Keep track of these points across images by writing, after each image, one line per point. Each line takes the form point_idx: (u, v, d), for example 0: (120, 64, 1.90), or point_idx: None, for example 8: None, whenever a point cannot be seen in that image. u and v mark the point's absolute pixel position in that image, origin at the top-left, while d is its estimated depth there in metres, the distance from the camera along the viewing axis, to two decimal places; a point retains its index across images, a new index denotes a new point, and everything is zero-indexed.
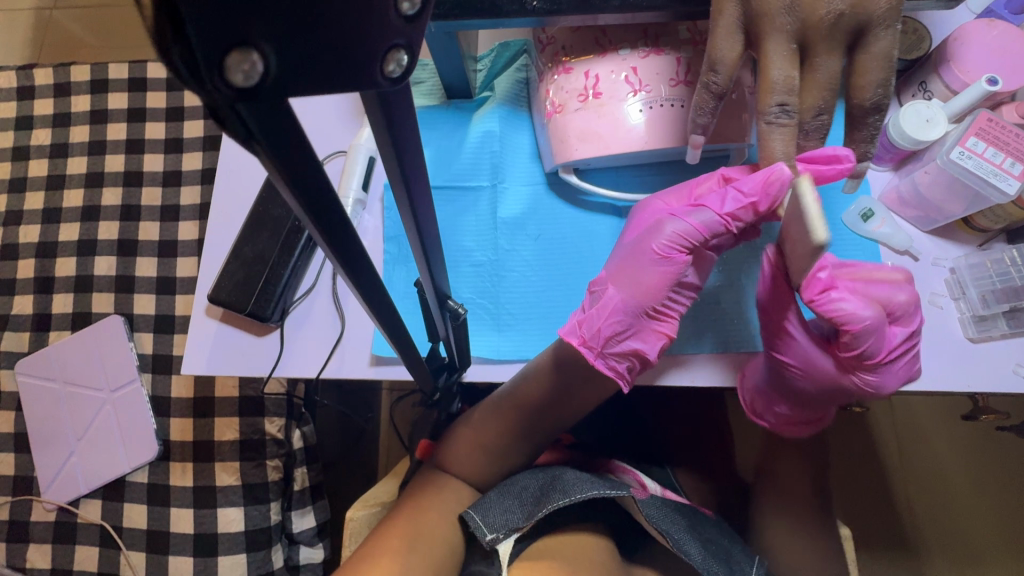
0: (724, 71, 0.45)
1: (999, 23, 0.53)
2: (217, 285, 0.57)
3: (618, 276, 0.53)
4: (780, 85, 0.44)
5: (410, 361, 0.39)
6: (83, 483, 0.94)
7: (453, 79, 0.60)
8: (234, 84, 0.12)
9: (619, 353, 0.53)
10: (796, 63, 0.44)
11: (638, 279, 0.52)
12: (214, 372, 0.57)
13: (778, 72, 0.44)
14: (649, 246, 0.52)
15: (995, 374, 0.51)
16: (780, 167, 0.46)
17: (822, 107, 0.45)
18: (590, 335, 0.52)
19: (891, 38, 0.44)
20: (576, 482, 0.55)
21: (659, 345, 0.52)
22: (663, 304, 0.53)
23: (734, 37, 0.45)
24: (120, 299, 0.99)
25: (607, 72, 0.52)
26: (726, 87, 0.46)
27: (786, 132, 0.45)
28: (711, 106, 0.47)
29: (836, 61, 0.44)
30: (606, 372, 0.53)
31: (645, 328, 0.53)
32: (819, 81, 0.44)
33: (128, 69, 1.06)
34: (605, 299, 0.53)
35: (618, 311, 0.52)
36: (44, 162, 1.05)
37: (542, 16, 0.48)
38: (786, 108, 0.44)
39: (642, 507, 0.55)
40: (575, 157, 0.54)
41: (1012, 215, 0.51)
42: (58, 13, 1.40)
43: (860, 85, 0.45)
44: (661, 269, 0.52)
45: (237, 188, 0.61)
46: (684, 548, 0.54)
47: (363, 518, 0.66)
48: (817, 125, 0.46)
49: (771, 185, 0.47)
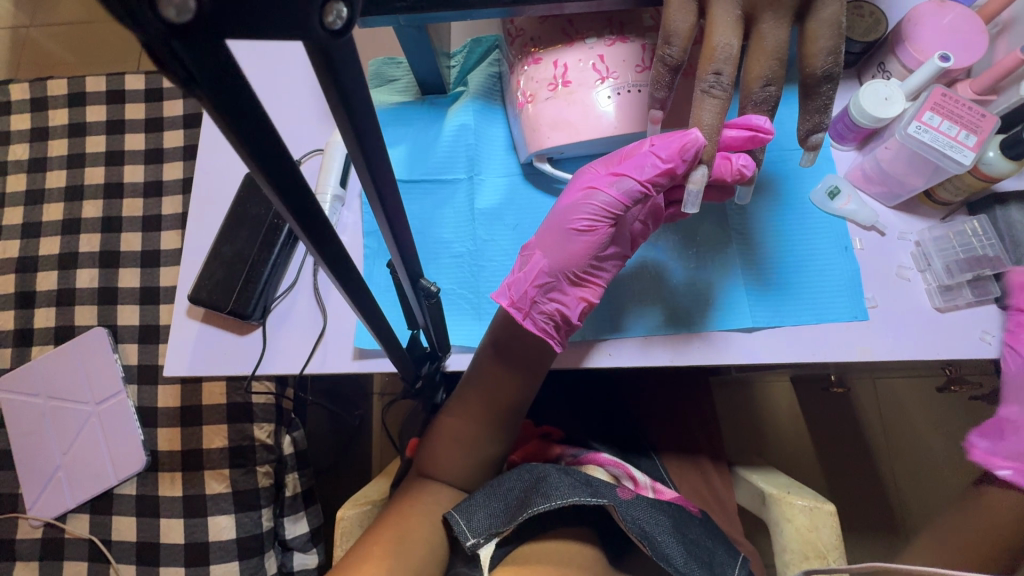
0: (677, 44, 0.46)
1: (950, 5, 0.55)
2: (197, 285, 0.57)
3: (547, 243, 0.54)
4: (723, 55, 0.45)
5: (387, 342, 0.40)
6: (69, 498, 0.93)
7: (427, 75, 0.61)
8: (167, 19, 0.13)
9: (545, 314, 0.54)
10: (737, 32, 0.46)
11: (562, 246, 0.53)
12: (197, 373, 0.57)
13: (721, 40, 0.45)
14: (574, 213, 0.53)
15: (961, 342, 0.53)
16: (695, 132, 0.46)
17: (768, 77, 0.47)
18: (519, 296, 0.53)
19: (839, 4, 0.45)
20: (558, 485, 0.55)
21: (579, 311, 0.54)
22: (585, 270, 0.54)
23: (686, 8, 0.46)
24: (104, 311, 0.98)
25: (575, 61, 0.53)
26: (680, 59, 0.47)
27: (717, 103, 0.46)
28: (667, 79, 0.48)
29: (782, 31, 0.46)
30: (535, 331, 0.53)
31: (566, 291, 0.54)
32: (766, 49, 0.46)
33: (105, 82, 1.06)
34: (532, 264, 0.54)
35: (544, 274, 0.54)
36: (23, 177, 1.05)
37: (506, 6, 0.49)
38: (721, 77, 0.46)
39: (623, 514, 0.55)
40: (547, 145, 0.55)
41: (970, 186, 0.53)
42: (34, 31, 1.39)
43: (810, 54, 0.46)
44: (584, 237, 0.53)
45: (215, 189, 0.61)
46: (665, 552, 0.55)
47: (353, 517, 0.67)
48: (766, 96, 0.48)
49: (686, 151, 0.47)
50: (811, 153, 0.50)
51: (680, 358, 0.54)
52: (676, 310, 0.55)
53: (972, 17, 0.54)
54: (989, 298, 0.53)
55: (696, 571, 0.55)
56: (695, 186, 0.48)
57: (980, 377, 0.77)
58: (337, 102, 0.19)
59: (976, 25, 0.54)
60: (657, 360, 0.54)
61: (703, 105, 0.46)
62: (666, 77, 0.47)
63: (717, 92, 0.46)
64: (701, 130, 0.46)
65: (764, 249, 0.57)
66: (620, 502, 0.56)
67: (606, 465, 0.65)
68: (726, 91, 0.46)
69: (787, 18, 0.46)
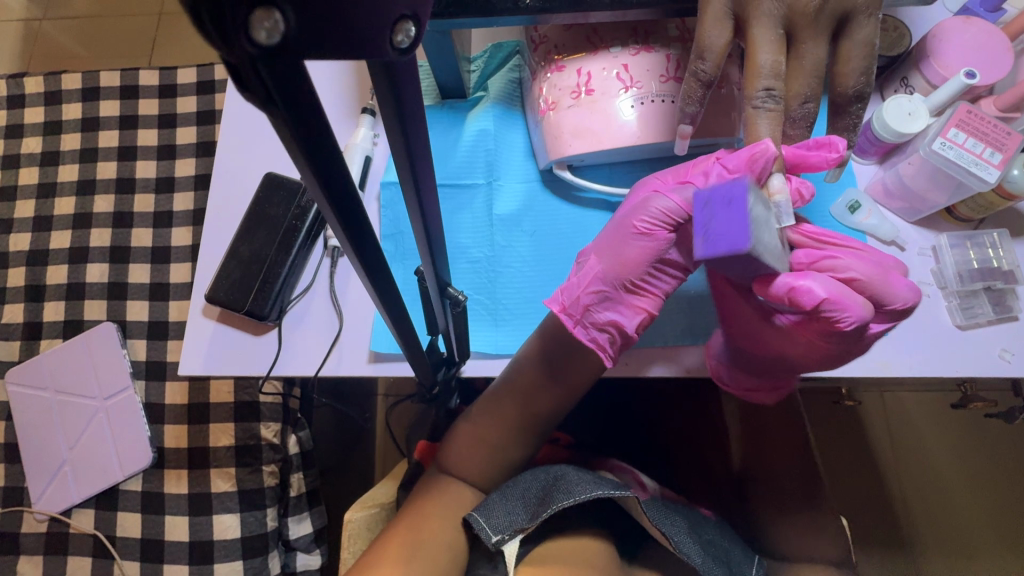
0: (711, 59, 0.46)
1: (974, 21, 0.55)
2: (215, 284, 0.57)
3: (602, 248, 0.53)
4: (770, 71, 0.45)
5: (410, 349, 0.39)
6: (74, 492, 0.92)
7: (448, 79, 0.61)
8: (257, 41, 0.13)
9: (597, 326, 0.53)
10: (781, 49, 0.45)
11: (621, 252, 0.52)
12: (212, 372, 0.57)
13: (765, 56, 0.45)
14: (633, 219, 0.52)
15: (983, 359, 0.53)
16: (766, 143, 0.44)
17: (807, 95, 0.46)
18: (571, 303, 0.53)
19: (874, 26, 0.46)
20: (578, 481, 0.55)
21: (635, 319, 0.53)
22: (641, 278, 0.53)
23: (722, 23, 0.46)
24: (113, 307, 0.98)
25: (599, 69, 0.53)
26: (713, 75, 0.47)
27: (772, 116, 0.45)
28: (700, 94, 0.47)
29: (821, 49, 0.46)
30: (586, 342, 0.53)
31: (623, 301, 0.53)
32: (804, 68, 0.46)
33: (120, 77, 1.06)
34: (586, 270, 0.53)
35: (598, 283, 0.53)
36: (35, 170, 1.05)
37: (533, 13, 0.49)
38: (772, 93, 0.45)
39: (644, 509, 0.55)
40: (569, 153, 0.54)
41: (992, 204, 0.53)
42: (47, 24, 1.40)
43: (843, 73, 0.47)
44: (642, 243, 0.52)
45: (234, 188, 0.61)
46: (687, 550, 0.55)
47: (362, 520, 0.66)
48: (804, 112, 0.47)
49: (755, 162, 0.44)
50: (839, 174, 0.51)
51: (695, 368, 0.55)
52: (700, 324, 0.57)
53: (996, 33, 0.54)
54: (1010, 315, 0.53)
55: (716, 569, 0.55)
56: (780, 196, 0.45)
57: (993, 395, 0.76)
58: (395, 118, 0.19)
59: (1000, 41, 0.54)
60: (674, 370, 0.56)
61: (753, 120, 0.46)
62: (701, 91, 0.47)
63: (770, 106, 0.45)
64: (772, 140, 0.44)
65: None
66: (641, 498, 0.56)
67: (617, 470, 0.65)
68: (779, 105, 0.46)
69: (817, 35, 0.45)
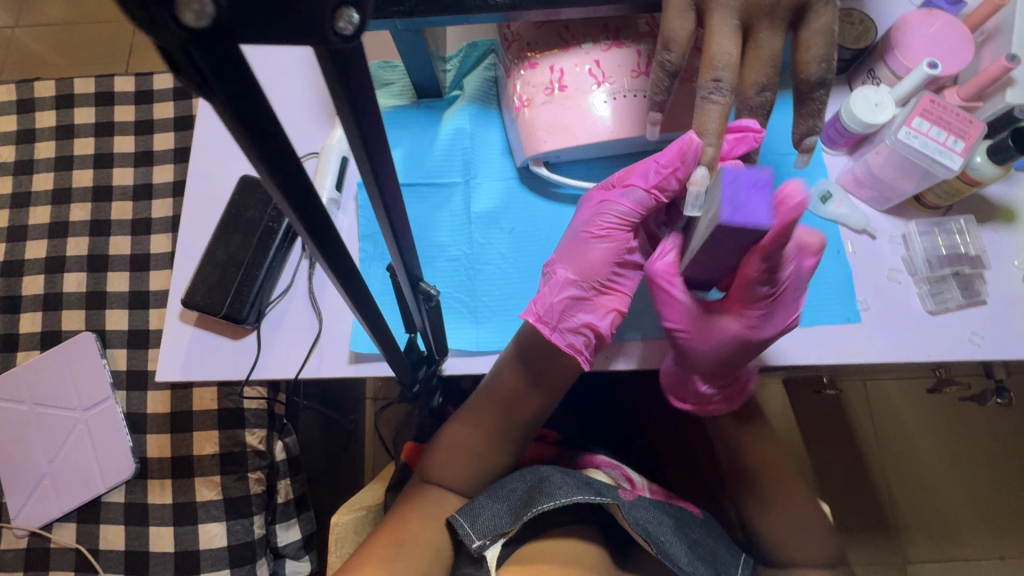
0: (676, 50, 0.47)
1: (937, 13, 0.56)
2: (190, 288, 0.56)
3: (565, 255, 0.55)
4: (723, 62, 0.46)
5: (385, 345, 0.39)
6: (55, 506, 0.91)
7: (423, 79, 0.61)
8: (185, 23, 0.13)
9: (574, 329, 0.54)
10: (738, 41, 0.47)
11: (584, 255, 0.55)
12: (190, 377, 0.56)
13: (720, 47, 0.46)
14: (590, 225, 0.55)
15: (955, 343, 0.54)
16: (691, 137, 0.48)
17: (764, 83, 0.47)
18: (546, 311, 0.54)
19: (832, 14, 0.47)
20: (562, 485, 0.55)
21: (611, 319, 0.54)
22: (607, 278, 0.55)
23: (685, 16, 0.47)
24: (92, 316, 0.97)
25: (572, 65, 0.54)
26: (679, 65, 0.47)
27: (719, 108, 0.47)
28: (666, 84, 0.48)
29: (778, 39, 0.47)
30: (564, 348, 0.54)
31: (596, 305, 0.55)
32: (763, 56, 0.47)
33: (94, 83, 1.05)
34: (556, 279, 0.55)
35: (569, 289, 0.55)
36: (8, 180, 1.03)
37: (504, 11, 0.49)
38: (722, 83, 0.46)
39: (626, 512, 0.55)
40: (543, 149, 0.55)
41: (958, 190, 0.54)
42: (19, 31, 1.37)
43: (805, 60, 0.47)
44: (603, 245, 0.55)
45: (209, 192, 0.60)
46: (670, 550, 0.55)
47: (348, 523, 0.66)
48: (762, 101, 0.48)
49: (686, 155, 0.48)
50: (805, 155, 0.50)
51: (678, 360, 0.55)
52: None
53: (957, 25, 0.55)
54: (978, 299, 0.54)
55: (701, 569, 0.56)
56: (698, 187, 0.47)
57: (968, 378, 0.78)
58: (346, 107, 0.20)
59: (962, 33, 0.55)
60: (656, 363, 0.55)
61: (706, 111, 0.47)
62: (668, 81, 0.48)
63: (718, 98, 0.47)
64: (701, 135, 0.47)
65: None
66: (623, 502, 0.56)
67: (605, 467, 0.66)
68: (726, 96, 0.47)
69: (779, 28, 0.47)
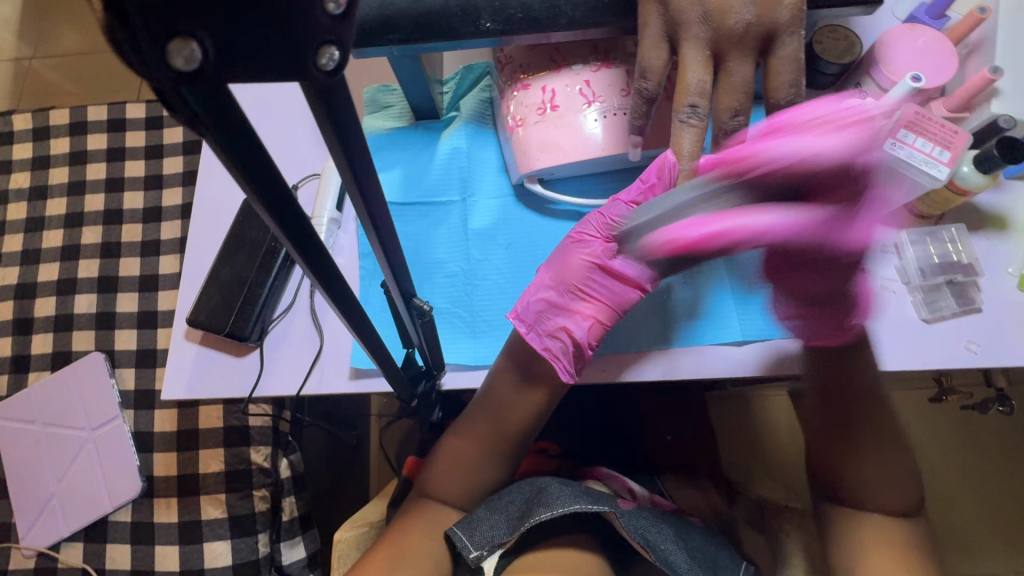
0: (653, 78, 0.50)
1: (920, 29, 0.57)
2: (196, 308, 0.58)
3: (549, 261, 0.58)
4: (696, 90, 0.49)
5: (382, 361, 0.40)
6: (63, 525, 0.92)
7: (420, 101, 0.63)
8: (177, 67, 0.15)
9: (550, 334, 0.56)
10: (707, 70, 0.49)
11: (564, 260, 0.57)
12: (195, 396, 0.57)
13: (693, 77, 0.49)
14: (575, 235, 0.57)
15: (949, 350, 0.54)
16: (667, 155, 0.51)
17: (736, 108, 0.50)
18: (524, 310, 0.55)
19: (797, 42, 0.49)
20: (559, 495, 0.56)
21: (586, 325, 0.55)
22: (587, 286, 0.57)
23: (659, 46, 0.49)
24: (102, 337, 0.99)
25: (563, 86, 0.55)
26: (655, 92, 0.50)
27: (694, 131, 0.49)
28: (644, 110, 0.51)
29: (747, 67, 0.49)
30: (540, 350, 0.55)
31: (573, 310, 0.56)
32: (733, 84, 0.49)
33: (107, 111, 1.09)
34: (535, 281, 0.57)
35: (547, 292, 0.57)
36: (23, 205, 1.07)
37: (496, 36, 0.50)
38: (697, 108, 0.49)
39: (624, 522, 0.55)
40: (537, 166, 0.56)
41: (946, 200, 0.54)
42: (35, 62, 1.43)
43: (775, 85, 0.50)
44: (585, 254, 0.57)
45: (213, 214, 0.62)
46: (671, 559, 0.56)
47: (350, 539, 0.67)
48: (735, 125, 0.50)
49: (663, 170, 0.51)
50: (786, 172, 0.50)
51: (671, 372, 0.55)
52: (669, 332, 0.56)
53: (942, 40, 0.57)
54: (972, 308, 0.55)
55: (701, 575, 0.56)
56: (682, 207, 0.48)
57: (971, 386, 0.78)
58: (331, 135, 0.21)
59: (945, 48, 0.56)
60: (650, 375, 0.55)
61: (682, 134, 0.49)
62: (644, 106, 0.50)
63: (694, 121, 0.49)
64: (680, 156, 0.49)
65: (750, 265, 0.58)
66: (620, 511, 0.56)
67: (605, 478, 0.66)
68: (702, 121, 0.49)
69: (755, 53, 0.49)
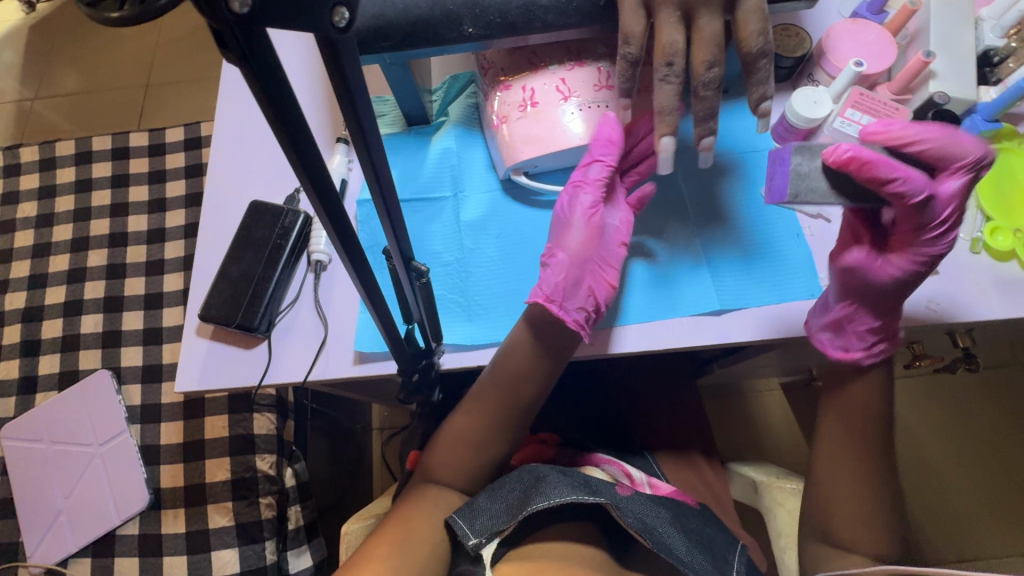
0: (634, 42, 0.52)
1: (863, 23, 0.63)
2: (207, 304, 0.61)
3: (561, 242, 0.61)
4: (671, 48, 0.51)
5: (386, 327, 0.43)
6: (71, 541, 0.93)
7: (412, 108, 0.68)
8: (233, 10, 0.19)
9: (580, 306, 0.58)
10: (679, 29, 0.51)
11: (574, 239, 0.61)
12: (207, 387, 0.60)
13: (668, 36, 0.51)
14: (574, 213, 0.62)
15: (909, 309, 0.59)
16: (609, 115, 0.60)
17: (711, 60, 0.51)
18: (550, 291, 0.59)
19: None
20: (556, 485, 0.58)
21: (608, 289, 0.59)
22: (600, 257, 0.61)
23: (637, 13, 0.52)
24: (108, 354, 1.02)
25: (541, 84, 0.60)
26: (638, 54, 0.52)
27: (673, 89, 0.52)
28: (628, 73, 0.54)
29: (716, 21, 0.51)
30: (572, 323, 0.57)
31: (596, 281, 0.60)
32: (706, 37, 0.51)
33: (112, 140, 1.14)
34: (554, 262, 0.60)
35: (566, 269, 0.60)
36: (30, 232, 1.10)
37: (478, 40, 0.55)
38: (672, 67, 0.52)
39: (621, 509, 0.58)
40: (521, 158, 0.61)
41: None
42: (39, 101, 1.49)
43: (745, 36, 0.51)
44: (589, 228, 0.61)
45: (220, 218, 0.66)
46: (666, 542, 0.58)
47: (358, 530, 0.69)
48: (712, 76, 0.52)
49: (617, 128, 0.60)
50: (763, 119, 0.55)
51: (657, 342, 0.59)
52: (673, 299, 0.60)
53: (884, 33, 0.63)
54: None
55: (699, 562, 0.58)
56: (667, 151, 0.55)
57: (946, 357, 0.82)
58: (342, 88, 0.25)
59: (887, 38, 0.62)
60: (637, 346, 0.60)
61: (662, 93, 0.53)
62: (628, 70, 0.53)
63: (672, 80, 0.52)
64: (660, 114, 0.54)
65: (731, 232, 0.63)
66: (617, 498, 0.59)
67: (603, 465, 0.69)
68: (679, 78, 0.52)
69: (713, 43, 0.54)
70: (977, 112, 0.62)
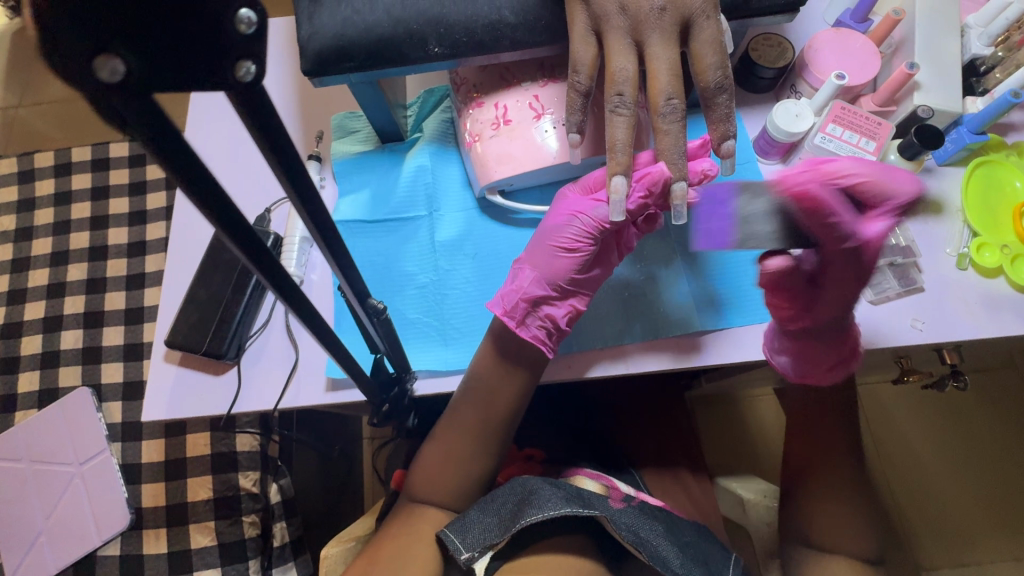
0: (583, 72, 0.52)
1: (847, 32, 0.62)
2: (173, 329, 0.59)
3: (535, 257, 0.59)
4: (622, 77, 0.50)
5: (348, 365, 0.42)
6: (51, 563, 0.92)
7: (385, 125, 0.66)
8: (102, 79, 0.17)
9: (537, 325, 0.57)
10: (631, 58, 0.51)
11: (551, 260, 0.58)
12: (175, 416, 0.59)
13: (619, 66, 0.50)
14: (559, 233, 0.58)
15: (895, 328, 0.57)
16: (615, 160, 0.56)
17: (669, 92, 0.49)
18: (510, 307, 0.57)
19: (715, 26, 0.50)
20: (551, 498, 0.56)
21: (568, 315, 0.58)
22: (571, 281, 0.58)
23: (586, 40, 0.52)
24: (88, 371, 1.00)
25: (514, 102, 0.59)
26: (588, 85, 0.51)
27: (625, 120, 0.50)
28: (580, 104, 0.52)
29: (671, 52, 0.50)
30: (528, 339, 0.57)
31: (557, 302, 0.58)
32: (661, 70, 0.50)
33: (90, 152, 1.12)
34: (522, 276, 0.58)
35: (533, 287, 0.58)
36: (9, 247, 1.08)
37: (445, 59, 0.54)
38: (623, 98, 0.50)
39: (617, 524, 0.56)
40: (495, 178, 0.59)
41: None
42: (21, 110, 1.46)
43: (701, 69, 0.50)
44: (568, 254, 0.58)
45: (188, 239, 0.65)
46: (663, 555, 0.57)
47: (336, 555, 0.67)
48: (671, 109, 0.49)
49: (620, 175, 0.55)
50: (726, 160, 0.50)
51: (633, 365, 0.58)
52: (639, 329, 0.59)
53: (867, 43, 0.61)
54: (915, 287, 0.57)
55: (694, 569, 0.57)
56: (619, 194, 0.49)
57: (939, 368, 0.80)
58: (261, 142, 0.24)
59: (869, 48, 0.60)
60: (614, 369, 0.58)
61: (614, 124, 0.50)
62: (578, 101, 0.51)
63: (623, 111, 0.50)
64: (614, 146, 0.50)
65: (709, 260, 0.61)
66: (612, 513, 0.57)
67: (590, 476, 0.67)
68: (630, 110, 0.50)
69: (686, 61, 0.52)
70: (964, 124, 0.60)
